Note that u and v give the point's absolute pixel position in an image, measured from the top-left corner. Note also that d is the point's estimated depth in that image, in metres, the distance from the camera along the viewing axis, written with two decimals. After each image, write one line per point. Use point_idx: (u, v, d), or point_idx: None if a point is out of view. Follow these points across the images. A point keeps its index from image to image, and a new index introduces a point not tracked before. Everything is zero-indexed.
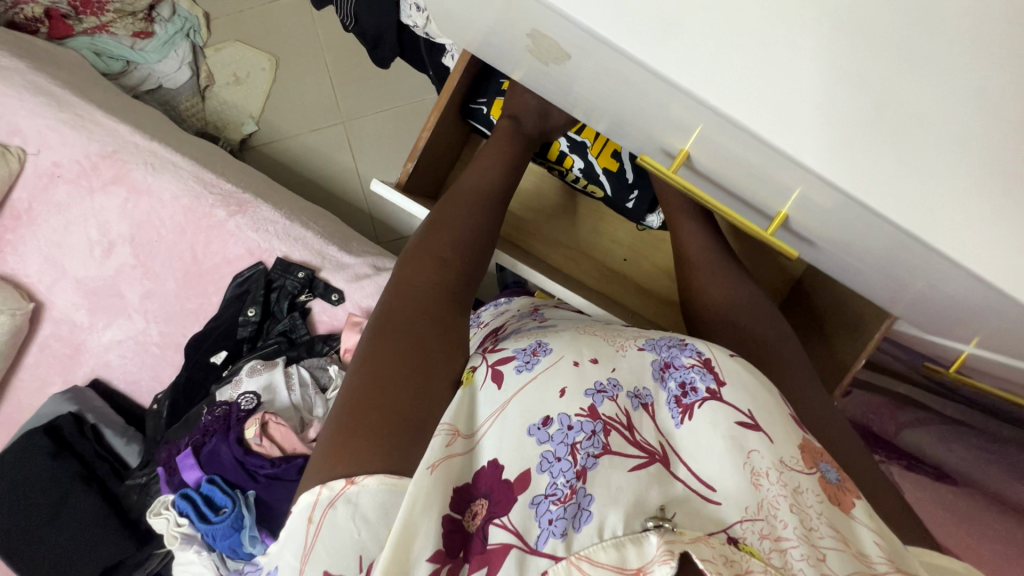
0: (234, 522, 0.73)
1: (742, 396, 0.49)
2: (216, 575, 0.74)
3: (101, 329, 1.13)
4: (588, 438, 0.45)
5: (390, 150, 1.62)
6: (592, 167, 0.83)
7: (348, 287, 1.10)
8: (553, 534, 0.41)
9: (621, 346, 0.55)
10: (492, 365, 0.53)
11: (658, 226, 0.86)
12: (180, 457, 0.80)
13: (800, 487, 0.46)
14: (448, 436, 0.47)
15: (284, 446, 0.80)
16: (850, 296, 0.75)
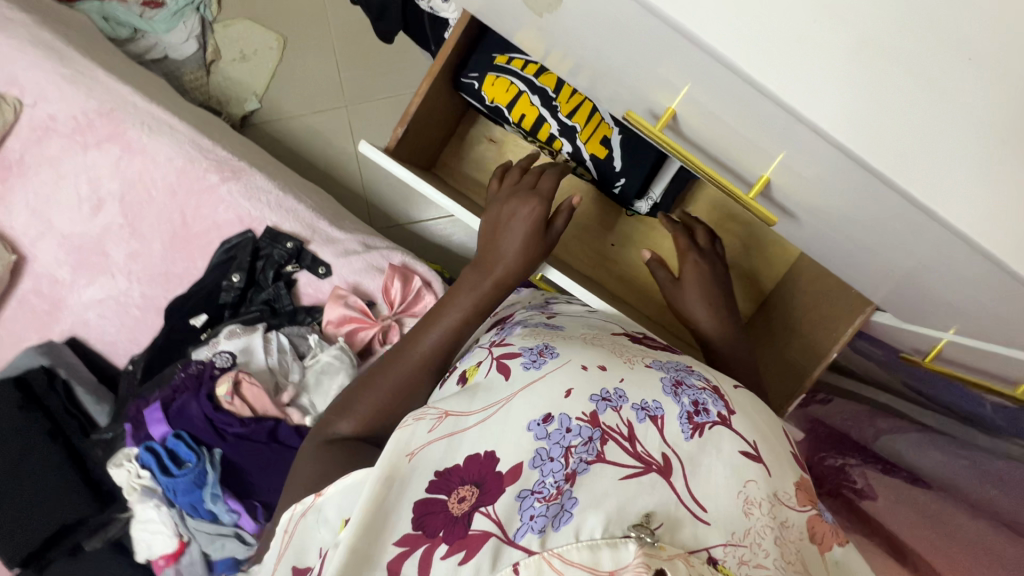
0: (196, 478, 0.73)
1: (747, 426, 0.50)
2: (174, 531, 0.75)
3: (83, 286, 1.11)
4: (584, 443, 0.46)
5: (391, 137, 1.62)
6: (579, 152, 0.76)
7: (336, 262, 1.10)
8: (532, 529, 0.42)
9: (631, 360, 0.55)
10: (498, 358, 0.57)
11: (644, 213, 0.78)
12: (147, 411, 0.78)
13: (788, 521, 0.46)
14: (435, 420, 0.51)
15: (255, 406, 0.78)
16: (834, 286, 0.72)
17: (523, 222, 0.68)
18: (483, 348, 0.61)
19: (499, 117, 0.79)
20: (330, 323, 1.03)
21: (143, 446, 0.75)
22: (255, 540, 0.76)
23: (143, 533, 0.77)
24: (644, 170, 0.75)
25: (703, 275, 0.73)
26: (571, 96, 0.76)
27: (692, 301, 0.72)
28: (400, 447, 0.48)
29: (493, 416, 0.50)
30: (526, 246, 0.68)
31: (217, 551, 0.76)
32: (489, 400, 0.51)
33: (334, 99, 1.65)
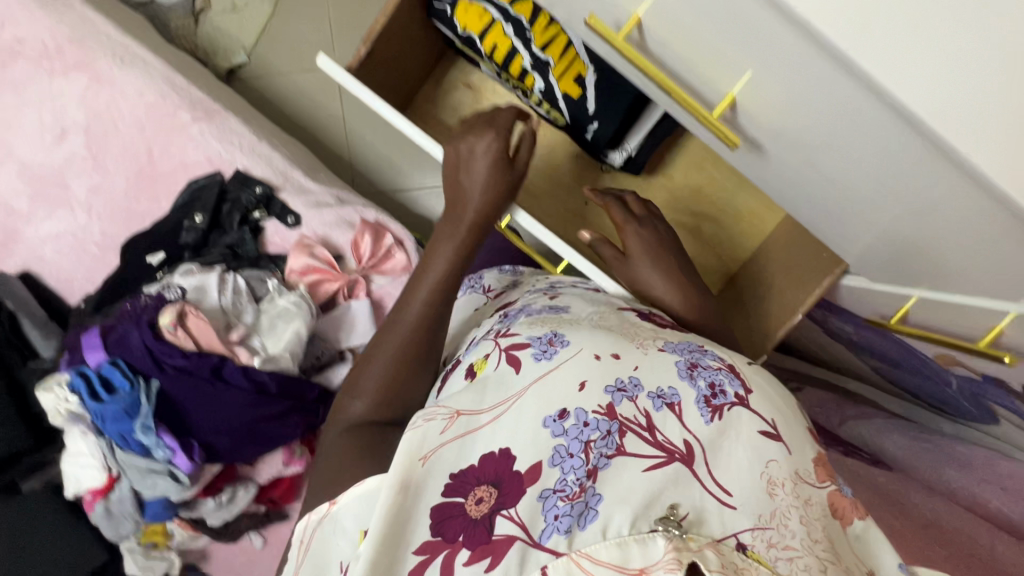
0: (128, 406, 0.71)
1: (768, 407, 0.47)
2: (101, 463, 0.72)
3: (41, 219, 1.07)
4: (603, 437, 0.42)
5: None
6: (550, 90, 0.71)
7: (306, 212, 1.06)
8: (557, 530, 0.39)
9: (644, 345, 0.51)
10: (505, 350, 0.51)
11: (618, 165, 0.73)
12: (85, 337, 0.75)
13: (811, 498, 0.43)
14: (446, 421, 0.45)
15: (200, 340, 0.76)
16: (809, 246, 0.68)
17: (479, 156, 0.65)
18: (487, 339, 0.56)
19: (472, 47, 0.75)
20: (294, 271, 0.99)
21: (74, 370, 0.72)
22: (188, 480, 0.74)
23: (75, 463, 0.74)
24: (618, 116, 0.69)
25: (647, 246, 0.69)
26: (546, 27, 0.70)
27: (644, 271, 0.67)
28: (410, 452, 0.44)
29: (504, 411, 0.45)
30: (490, 180, 0.65)
31: (148, 489, 0.74)
32: (499, 398, 0.47)
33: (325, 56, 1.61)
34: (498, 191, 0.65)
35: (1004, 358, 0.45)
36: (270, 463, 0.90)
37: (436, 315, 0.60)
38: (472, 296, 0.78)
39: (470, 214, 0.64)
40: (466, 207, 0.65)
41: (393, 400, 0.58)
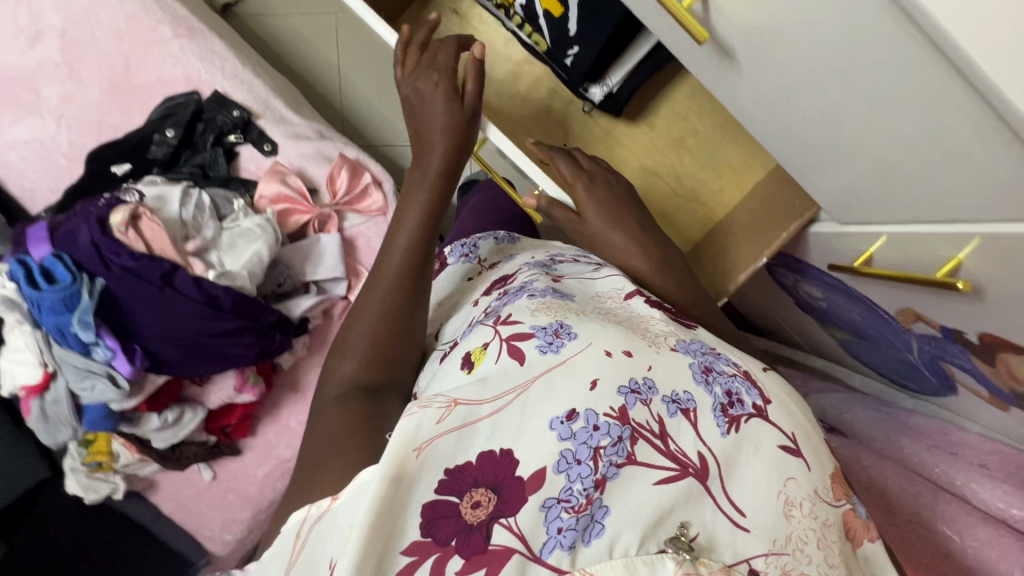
0: (66, 299, 0.68)
1: (785, 419, 0.43)
2: (36, 356, 0.71)
3: (8, 124, 1.04)
4: (613, 444, 0.38)
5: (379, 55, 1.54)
6: (532, 7, 0.66)
7: (283, 142, 1.03)
8: (560, 545, 0.35)
9: (655, 341, 0.46)
10: (508, 340, 0.46)
11: (597, 102, 0.70)
12: (33, 230, 0.72)
13: (829, 520, 0.39)
14: (443, 409, 0.40)
15: (151, 243, 0.74)
16: (784, 194, 0.66)
17: (434, 91, 0.62)
18: (487, 326, 0.50)
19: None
20: (264, 198, 0.97)
21: (15, 258, 0.70)
22: (126, 385, 0.71)
23: (11, 359, 0.72)
24: (598, 43, 0.63)
25: (599, 204, 0.66)
26: None
27: (600, 228, 0.65)
28: (405, 439, 0.38)
29: (508, 404, 0.41)
30: (447, 116, 0.61)
31: (85, 391, 0.71)
32: (503, 387, 0.43)
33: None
34: (457, 128, 0.61)
35: (958, 285, 0.44)
36: (218, 387, 0.88)
37: (419, 265, 0.58)
38: (466, 263, 0.76)
39: (435, 158, 0.61)
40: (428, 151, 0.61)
41: (381, 359, 0.54)
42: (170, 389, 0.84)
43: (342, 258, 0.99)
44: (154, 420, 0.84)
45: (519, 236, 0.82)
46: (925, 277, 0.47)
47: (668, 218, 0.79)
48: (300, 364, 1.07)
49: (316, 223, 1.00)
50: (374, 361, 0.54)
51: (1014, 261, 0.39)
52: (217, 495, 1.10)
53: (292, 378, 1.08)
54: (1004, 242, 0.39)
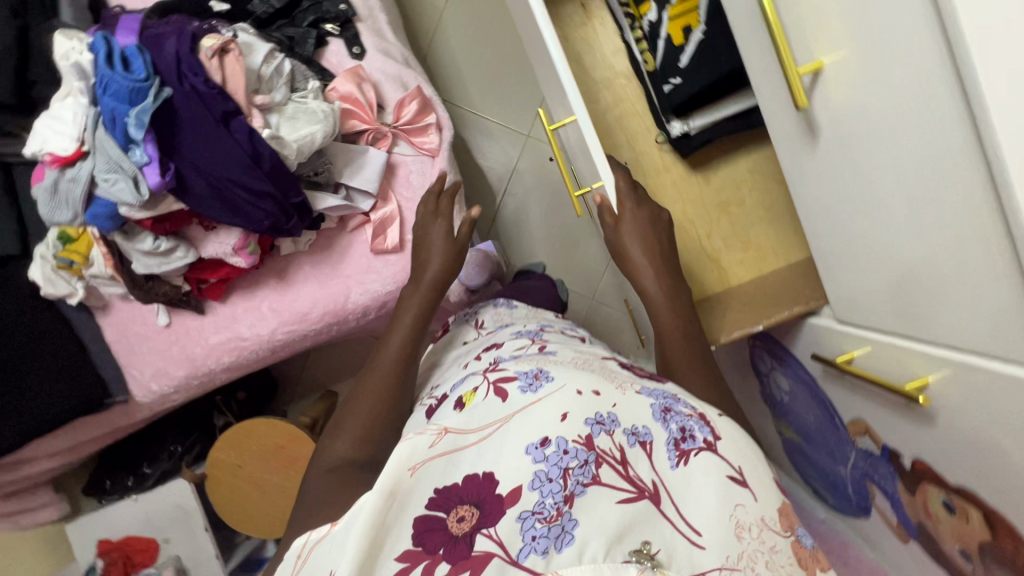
0: (132, 92, 0.71)
1: (734, 453, 0.52)
2: (79, 131, 0.73)
3: None
4: (581, 466, 0.47)
5: (486, 35, 1.62)
6: (657, 26, 0.71)
7: (372, 52, 1.06)
8: (535, 550, 0.43)
9: (621, 386, 0.57)
10: (495, 382, 0.57)
11: (673, 137, 0.74)
12: (127, 22, 0.76)
13: (775, 545, 0.48)
14: (434, 436, 0.50)
15: (227, 80, 0.77)
16: (795, 284, 0.72)
17: (437, 237, 0.91)
18: (476, 377, 0.62)
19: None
20: (334, 91, 0.99)
21: (102, 38, 0.73)
22: (146, 195, 0.73)
23: (52, 123, 0.74)
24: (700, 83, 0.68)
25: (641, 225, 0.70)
26: None
27: (629, 240, 0.69)
28: (400, 462, 0.47)
29: (491, 434, 0.50)
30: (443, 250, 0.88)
31: (105, 184, 0.73)
32: (486, 420, 0.52)
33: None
34: (447, 256, 0.88)
35: (920, 399, 0.50)
36: (218, 239, 0.90)
37: (415, 345, 0.78)
38: (465, 326, 0.91)
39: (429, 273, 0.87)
40: (423, 270, 0.88)
41: (371, 438, 0.67)
42: (180, 218, 0.86)
43: (378, 176, 1.01)
44: (149, 243, 0.86)
45: (515, 304, 0.95)
46: (896, 386, 0.52)
47: (688, 269, 0.84)
48: (294, 257, 1.08)
49: (370, 136, 1.03)
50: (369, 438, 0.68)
51: (979, 395, 0.44)
52: (166, 343, 1.11)
53: (281, 266, 1.08)
54: (973, 376, 0.44)
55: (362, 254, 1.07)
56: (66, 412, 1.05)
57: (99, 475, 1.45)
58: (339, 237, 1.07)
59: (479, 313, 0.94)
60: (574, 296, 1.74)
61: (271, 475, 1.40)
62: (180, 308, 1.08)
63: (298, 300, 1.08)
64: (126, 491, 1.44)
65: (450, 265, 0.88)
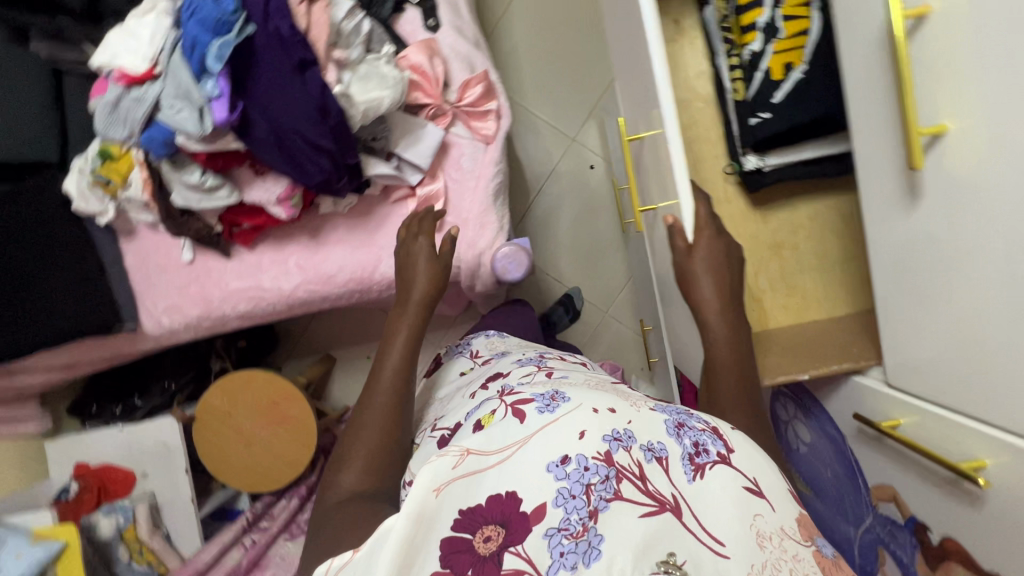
0: (219, 26, 0.71)
1: (748, 464, 0.52)
2: (154, 52, 0.74)
3: None
4: (602, 482, 0.46)
5: (553, 32, 1.64)
6: (760, 58, 0.73)
7: (446, 27, 1.05)
8: (563, 566, 0.42)
9: (635, 402, 0.55)
10: (512, 404, 0.54)
11: (746, 170, 0.77)
12: None
13: (796, 553, 0.47)
14: (456, 457, 0.48)
15: (310, 29, 0.77)
16: (845, 340, 0.78)
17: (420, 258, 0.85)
18: (493, 399, 0.59)
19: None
20: (405, 59, 0.98)
21: None
22: (208, 128, 0.73)
23: (130, 40, 0.74)
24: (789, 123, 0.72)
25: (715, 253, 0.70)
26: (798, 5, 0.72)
27: (700, 271, 0.69)
28: (423, 484, 0.44)
29: (514, 455, 0.48)
30: (427, 267, 0.83)
31: (169, 109, 0.73)
32: (506, 440, 0.50)
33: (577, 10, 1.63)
34: (434, 275, 0.84)
35: (981, 481, 0.57)
36: (265, 186, 0.88)
37: (410, 370, 0.75)
38: (462, 357, 0.93)
39: (415, 296, 0.82)
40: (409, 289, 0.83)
41: (378, 466, 0.66)
42: (233, 159, 0.84)
43: (432, 154, 1.00)
44: (195, 177, 0.84)
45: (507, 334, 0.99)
46: (954, 464, 0.60)
47: None
48: (332, 217, 1.06)
49: (431, 112, 1.01)
50: (375, 470, 0.66)
51: None
52: (187, 279, 1.09)
53: (316, 224, 1.07)
54: None
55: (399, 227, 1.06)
56: (75, 331, 1.02)
57: (87, 397, 1.43)
58: (380, 205, 1.06)
59: (474, 346, 0.95)
60: (589, 306, 1.73)
61: (260, 428, 1.39)
62: (207, 247, 1.06)
63: (328, 261, 1.06)
64: (113, 414, 1.41)
65: (438, 285, 0.84)
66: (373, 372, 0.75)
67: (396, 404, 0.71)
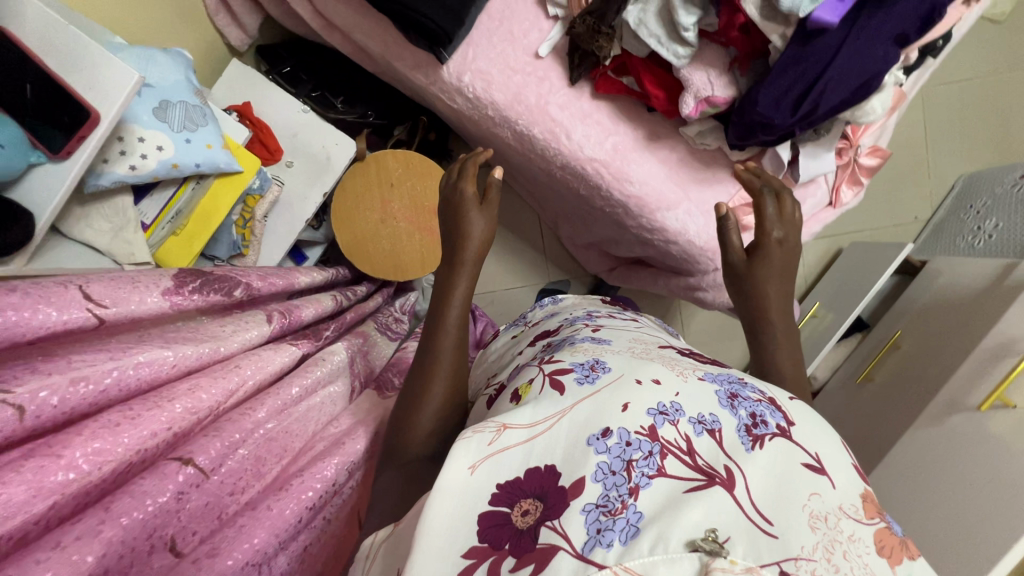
0: None
1: (812, 439, 0.45)
2: None
3: None
4: (645, 457, 0.41)
5: (892, 167, 1.62)
6: None
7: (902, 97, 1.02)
8: (599, 543, 0.37)
9: (681, 372, 0.50)
10: (549, 374, 0.51)
11: None
12: None
13: (851, 534, 0.39)
14: (493, 432, 0.44)
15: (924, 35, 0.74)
16: None
17: (468, 207, 0.75)
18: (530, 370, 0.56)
19: None
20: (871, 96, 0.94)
21: None
22: (798, 14, 0.68)
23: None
24: None
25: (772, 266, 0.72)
26: None
27: (764, 277, 0.71)
28: (457, 462, 0.42)
29: (548, 430, 0.44)
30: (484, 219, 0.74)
31: None
32: (544, 409, 0.46)
33: (913, 176, 1.62)
34: (488, 234, 0.75)
35: None
36: (712, 79, 0.82)
37: (464, 332, 0.68)
38: (515, 324, 1.03)
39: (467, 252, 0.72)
40: (461, 246, 0.73)
41: (446, 426, 0.62)
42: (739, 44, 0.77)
43: (811, 177, 0.97)
44: (687, 20, 0.77)
45: (560, 299, 1.07)
46: None
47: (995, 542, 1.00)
48: (674, 140, 1.02)
49: (840, 145, 0.97)
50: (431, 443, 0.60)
51: None
52: (520, 66, 1.00)
53: (657, 133, 1.02)
54: None
55: (715, 196, 1.04)
56: (419, 17, 0.89)
57: (286, 55, 1.29)
58: (715, 169, 1.03)
59: (530, 318, 1.03)
60: None
61: (404, 220, 1.32)
62: (567, 61, 0.99)
63: (639, 167, 1.01)
64: (300, 92, 1.29)
65: (489, 240, 0.75)
66: (427, 347, 0.66)
67: (458, 355, 0.66)
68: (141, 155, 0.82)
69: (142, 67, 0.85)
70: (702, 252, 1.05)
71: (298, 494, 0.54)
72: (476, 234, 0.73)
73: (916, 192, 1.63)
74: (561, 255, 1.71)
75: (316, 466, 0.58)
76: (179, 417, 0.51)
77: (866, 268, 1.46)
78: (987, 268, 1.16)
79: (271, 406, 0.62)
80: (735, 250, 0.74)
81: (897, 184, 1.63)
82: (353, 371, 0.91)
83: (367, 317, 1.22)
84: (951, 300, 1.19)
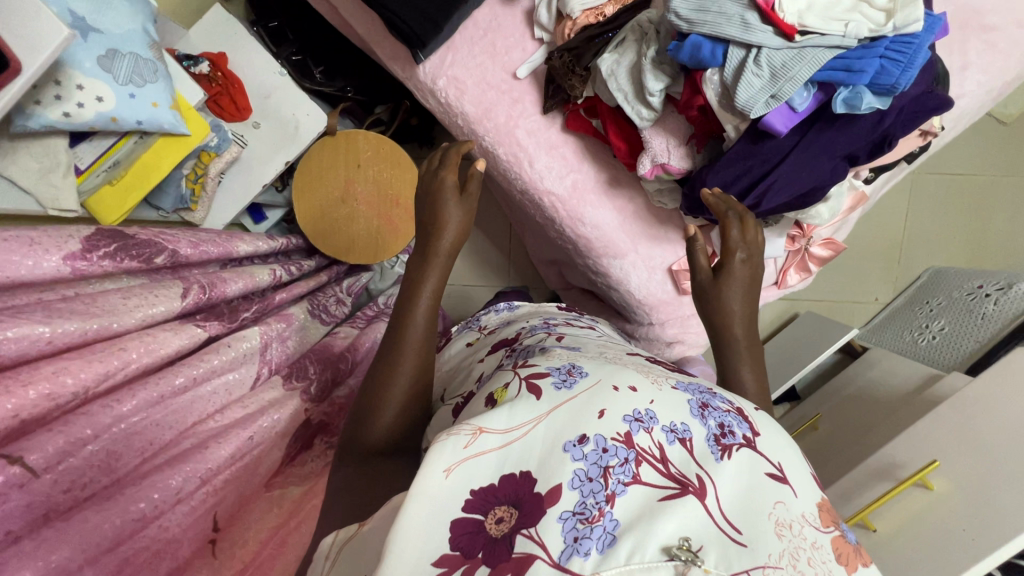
0: (858, 84, 0.64)
1: (773, 448, 0.44)
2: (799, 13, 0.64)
3: None
4: (621, 464, 0.39)
5: (866, 241, 1.61)
6: None
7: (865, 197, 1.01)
8: (576, 552, 0.35)
9: (655, 380, 0.48)
10: (526, 379, 0.46)
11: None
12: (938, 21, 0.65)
13: (818, 543, 0.39)
14: (470, 436, 0.40)
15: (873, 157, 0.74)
16: None
17: (447, 197, 0.69)
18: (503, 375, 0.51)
19: None
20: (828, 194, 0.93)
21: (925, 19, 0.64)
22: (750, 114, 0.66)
23: (832, 5, 0.65)
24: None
25: (746, 280, 0.66)
26: None
27: (730, 293, 0.64)
28: (431, 462, 0.38)
29: (528, 433, 0.41)
30: (464, 212, 0.68)
31: (751, 64, 0.65)
32: (518, 412, 0.42)
33: (882, 255, 1.62)
34: (464, 227, 0.69)
35: None
36: (670, 146, 0.81)
37: (433, 332, 0.65)
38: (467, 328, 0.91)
39: (443, 241, 0.67)
40: (435, 234, 0.67)
41: (410, 420, 0.61)
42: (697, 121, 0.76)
43: None
44: (654, 86, 0.76)
45: (517, 308, 0.95)
46: None
47: None
48: (635, 190, 1.01)
49: (793, 233, 0.97)
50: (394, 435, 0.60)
51: None
52: (496, 83, 0.97)
53: (620, 179, 1.01)
54: None
55: (663, 253, 1.04)
56: (395, 18, 0.87)
57: (275, 9, 1.25)
58: (670, 227, 1.02)
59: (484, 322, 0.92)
60: None
61: (365, 203, 1.29)
62: (544, 88, 0.97)
63: (596, 209, 1.00)
64: (282, 52, 1.24)
65: (467, 232, 0.70)
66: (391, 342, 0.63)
67: (428, 341, 0.64)
68: (77, 104, 0.79)
69: (93, 10, 0.82)
70: (640, 303, 1.06)
71: (131, 503, 0.54)
72: (454, 225, 0.67)
73: (881, 270, 1.63)
74: (524, 263, 1.70)
75: (165, 472, 0.59)
76: (31, 403, 0.51)
77: (814, 339, 1.47)
78: (914, 373, 1.18)
79: (142, 399, 0.62)
80: (702, 270, 0.67)
81: (866, 258, 1.62)
82: (266, 356, 0.88)
83: (306, 295, 1.22)
84: (874, 396, 1.22)
